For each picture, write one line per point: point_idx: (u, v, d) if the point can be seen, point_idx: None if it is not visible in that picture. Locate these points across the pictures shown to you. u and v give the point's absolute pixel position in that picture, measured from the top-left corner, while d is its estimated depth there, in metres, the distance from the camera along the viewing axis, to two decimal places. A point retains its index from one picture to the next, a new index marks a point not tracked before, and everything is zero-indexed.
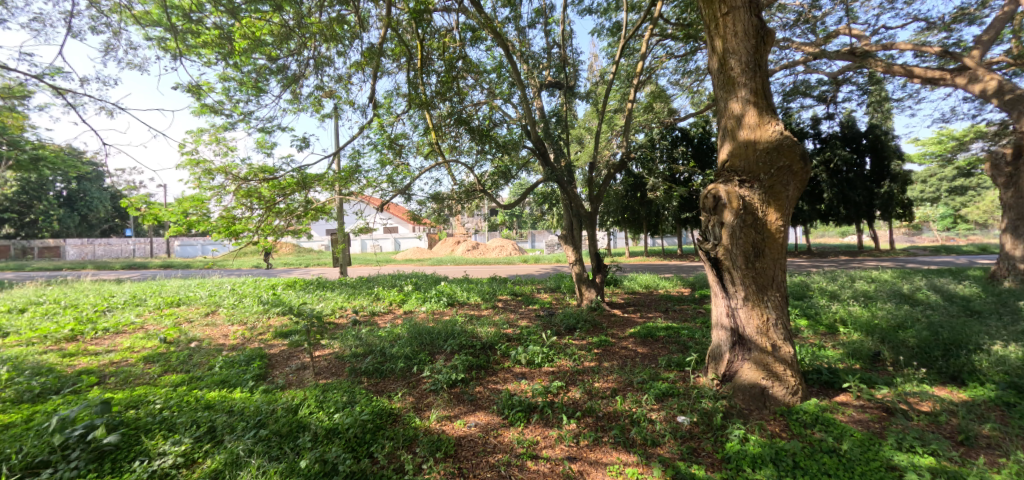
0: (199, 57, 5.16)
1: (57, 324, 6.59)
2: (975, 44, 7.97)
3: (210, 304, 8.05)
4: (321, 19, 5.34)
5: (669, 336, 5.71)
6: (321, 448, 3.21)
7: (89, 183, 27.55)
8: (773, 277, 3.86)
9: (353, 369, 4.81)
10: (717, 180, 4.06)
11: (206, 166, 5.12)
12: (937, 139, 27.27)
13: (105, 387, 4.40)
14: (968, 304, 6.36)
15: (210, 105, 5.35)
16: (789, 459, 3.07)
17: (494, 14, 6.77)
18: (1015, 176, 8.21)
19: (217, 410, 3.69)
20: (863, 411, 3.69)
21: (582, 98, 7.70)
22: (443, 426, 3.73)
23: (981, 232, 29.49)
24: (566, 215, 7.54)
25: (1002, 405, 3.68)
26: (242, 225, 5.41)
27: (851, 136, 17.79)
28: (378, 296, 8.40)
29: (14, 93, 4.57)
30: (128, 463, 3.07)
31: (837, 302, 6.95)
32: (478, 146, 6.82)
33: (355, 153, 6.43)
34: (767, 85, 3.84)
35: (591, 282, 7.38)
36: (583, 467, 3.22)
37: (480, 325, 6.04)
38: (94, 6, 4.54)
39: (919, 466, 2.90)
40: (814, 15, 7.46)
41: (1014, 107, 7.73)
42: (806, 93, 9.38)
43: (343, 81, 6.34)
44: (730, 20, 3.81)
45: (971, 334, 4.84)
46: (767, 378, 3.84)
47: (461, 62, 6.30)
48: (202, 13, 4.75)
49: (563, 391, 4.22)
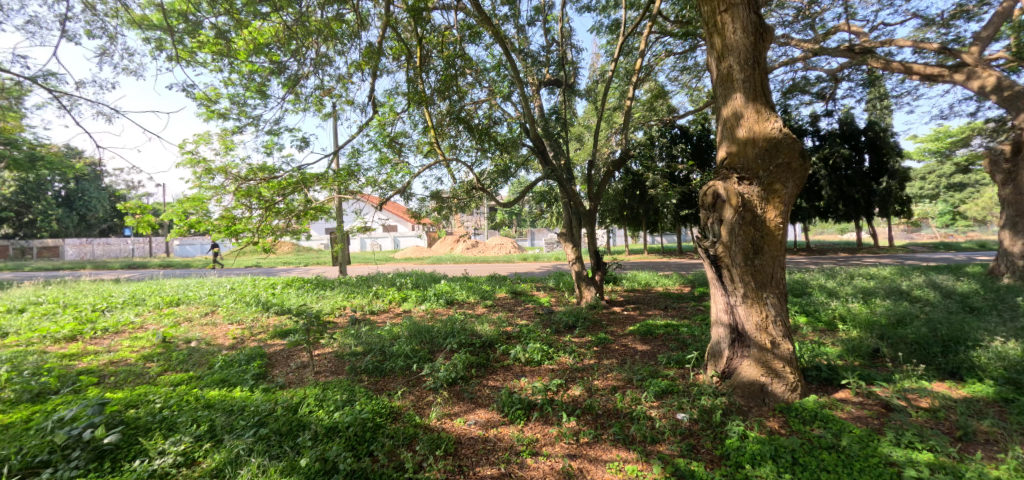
0: (202, 61, 5.17)
1: (57, 324, 6.56)
2: (975, 40, 7.97)
3: (209, 304, 8.04)
4: (321, 19, 5.30)
5: (669, 334, 5.72)
6: (322, 447, 3.21)
7: (88, 183, 27.48)
8: (773, 274, 3.86)
9: (353, 367, 4.81)
10: (716, 177, 4.06)
11: (206, 166, 5.11)
12: (936, 135, 27.28)
13: (105, 386, 4.40)
14: (966, 301, 6.37)
15: (217, 110, 5.44)
16: (788, 456, 3.07)
17: (493, 12, 6.77)
18: (1013, 172, 8.22)
19: (217, 409, 3.70)
20: (862, 408, 3.70)
21: (582, 96, 7.69)
22: (443, 424, 3.74)
23: (980, 229, 29.73)
24: (565, 213, 7.51)
25: (1001, 401, 3.69)
26: (242, 224, 5.42)
27: (850, 133, 17.81)
28: (377, 294, 8.40)
29: (10, 94, 4.47)
30: (128, 462, 3.07)
31: (835, 298, 6.97)
32: (478, 145, 6.82)
33: (355, 151, 6.41)
34: (766, 81, 3.84)
35: (591, 280, 7.34)
36: (583, 464, 3.23)
37: (480, 323, 6.04)
38: (92, 8, 4.49)
39: (917, 462, 2.92)
40: (814, 11, 7.45)
41: (1014, 103, 7.68)
42: (805, 90, 9.38)
43: (343, 81, 6.33)
44: (730, 17, 3.80)
45: (970, 331, 4.84)
46: (766, 375, 3.84)
47: (461, 60, 6.30)
48: (200, 13, 4.70)
49: (563, 389, 4.23)
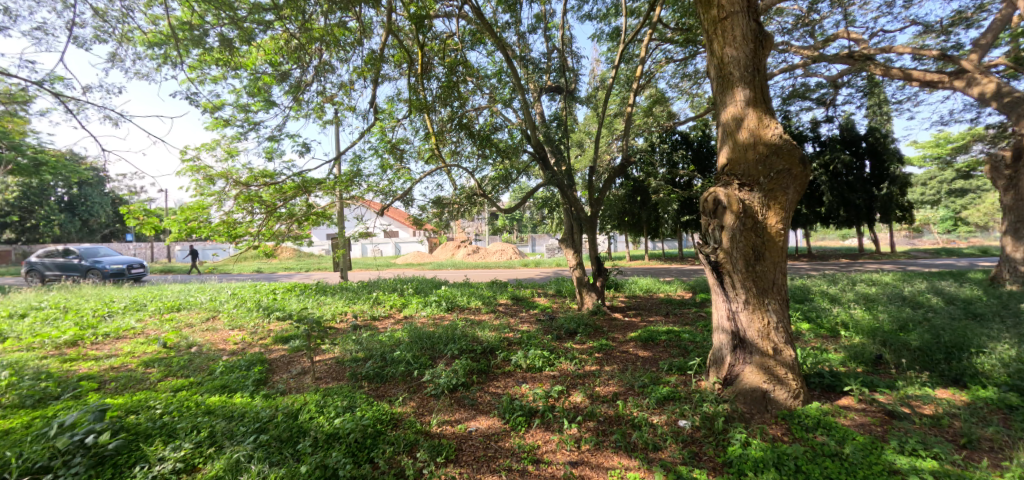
0: (206, 69, 5.23)
1: (58, 330, 6.57)
2: (974, 47, 8.01)
3: (210, 309, 8.04)
4: (325, 26, 5.35)
5: (670, 340, 5.70)
6: (322, 453, 3.20)
7: (93, 189, 27.62)
8: (774, 280, 3.85)
9: (353, 374, 4.80)
10: (717, 184, 4.07)
11: (207, 173, 5.12)
12: (936, 140, 27.33)
13: (104, 392, 4.39)
14: (969, 307, 6.34)
15: (221, 117, 5.51)
16: (791, 463, 3.05)
17: (494, 20, 6.83)
18: (1014, 178, 8.23)
19: (217, 415, 3.69)
20: (865, 415, 3.67)
21: (582, 102, 7.72)
22: (444, 431, 3.72)
23: (982, 235, 29.64)
24: (566, 219, 7.51)
25: (1005, 408, 3.66)
26: (243, 229, 5.45)
27: (850, 139, 17.86)
28: (378, 300, 8.39)
29: (15, 99, 4.51)
30: (129, 468, 3.06)
31: (838, 304, 6.95)
32: (479, 151, 6.84)
33: (356, 158, 6.43)
34: (766, 88, 3.85)
35: (592, 286, 7.33)
36: (584, 471, 3.21)
37: (482, 329, 6.02)
38: (99, 14, 4.54)
39: (921, 470, 2.90)
40: (813, 19, 7.51)
41: (1014, 109, 7.67)
42: (806, 96, 9.41)
43: (345, 87, 6.38)
44: (730, 25, 3.83)
45: (973, 337, 4.82)
46: (768, 381, 3.82)
47: (462, 67, 6.35)
48: (206, 22, 4.76)
49: (563, 396, 4.22)
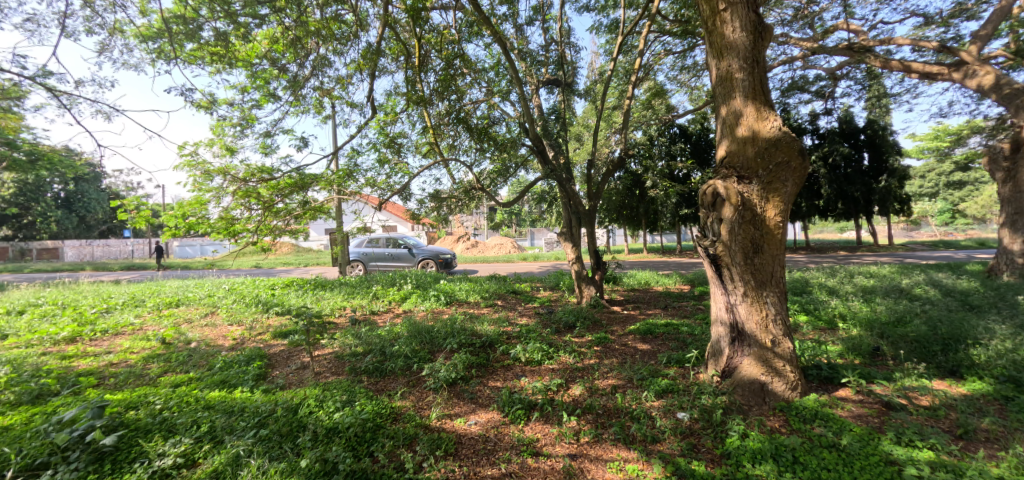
0: (201, 63, 5.18)
1: (56, 326, 6.55)
2: (974, 38, 7.97)
3: (209, 305, 8.03)
4: (320, 19, 5.32)
5: (669, 333, 5.71)
6: (322, 448, 3.21)
7: (88, 183, 27.44)
8: (773, 273, 3.86)
9: (353, 368, 4.81)
10: (716, 176, 4.05)
11: (205, 168, 5.09)
12: (935, 132, 27.31)
13: (104, 388, 4.39)
14: (966, 299, 6.37)
15: (217, 111, 5.47)
16: (789, 454, 3.07)
17: (492, 12, 6.78)
18: (1013, 170, 8.22)
19: (217, 410, 3.70)
20: (862, 406, 3.70)
21: (581, 95, 7.70)
22: (444, 424, 3.74)
23: (980, 227, 29.70)
24: (566, 213, 7.47)
25: (1000, 398, 3.69)
26: (241, 225, 5.42)
27: (849, 132, 17.91)
28: (377, 295, 8.40)
29: (7, 94, 4.47)
30: (128, 464, 3.07)
31: (836, 297, 6.97)
32: (477, 145, 6.81)
33: (354, 152, 6.41)
34: (766, 79, 3.84)
35: (591, 279, 7.33)
36: (583, 464, 3.23)
37: (481, 323, 6.03)
38: (93, 7, 4.50)
39: (917, 460, 2.92)
40: (812, 11, 7.45)
41: (1013, 101, 7.64)
42: (805, 88, 9.38)
43: (343, 81, 6.33)
44: (729, 16, 3.81)
45: (970, 329, 4.85)
46: (766, 373, 3.85)
47: (460, 60, 6.30)
48: (200, 16, 4.72)
49: (563, 389, 4.23)
